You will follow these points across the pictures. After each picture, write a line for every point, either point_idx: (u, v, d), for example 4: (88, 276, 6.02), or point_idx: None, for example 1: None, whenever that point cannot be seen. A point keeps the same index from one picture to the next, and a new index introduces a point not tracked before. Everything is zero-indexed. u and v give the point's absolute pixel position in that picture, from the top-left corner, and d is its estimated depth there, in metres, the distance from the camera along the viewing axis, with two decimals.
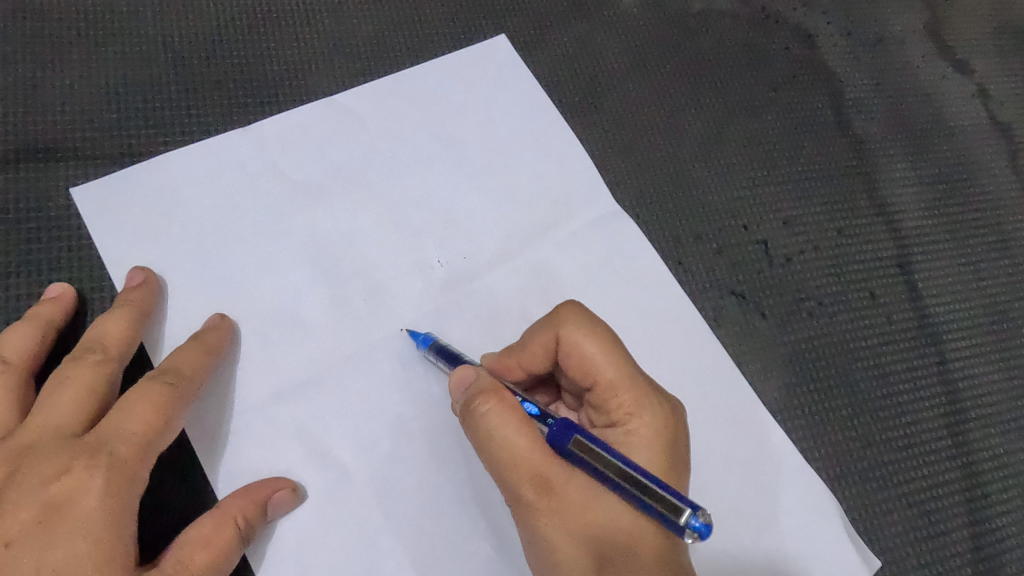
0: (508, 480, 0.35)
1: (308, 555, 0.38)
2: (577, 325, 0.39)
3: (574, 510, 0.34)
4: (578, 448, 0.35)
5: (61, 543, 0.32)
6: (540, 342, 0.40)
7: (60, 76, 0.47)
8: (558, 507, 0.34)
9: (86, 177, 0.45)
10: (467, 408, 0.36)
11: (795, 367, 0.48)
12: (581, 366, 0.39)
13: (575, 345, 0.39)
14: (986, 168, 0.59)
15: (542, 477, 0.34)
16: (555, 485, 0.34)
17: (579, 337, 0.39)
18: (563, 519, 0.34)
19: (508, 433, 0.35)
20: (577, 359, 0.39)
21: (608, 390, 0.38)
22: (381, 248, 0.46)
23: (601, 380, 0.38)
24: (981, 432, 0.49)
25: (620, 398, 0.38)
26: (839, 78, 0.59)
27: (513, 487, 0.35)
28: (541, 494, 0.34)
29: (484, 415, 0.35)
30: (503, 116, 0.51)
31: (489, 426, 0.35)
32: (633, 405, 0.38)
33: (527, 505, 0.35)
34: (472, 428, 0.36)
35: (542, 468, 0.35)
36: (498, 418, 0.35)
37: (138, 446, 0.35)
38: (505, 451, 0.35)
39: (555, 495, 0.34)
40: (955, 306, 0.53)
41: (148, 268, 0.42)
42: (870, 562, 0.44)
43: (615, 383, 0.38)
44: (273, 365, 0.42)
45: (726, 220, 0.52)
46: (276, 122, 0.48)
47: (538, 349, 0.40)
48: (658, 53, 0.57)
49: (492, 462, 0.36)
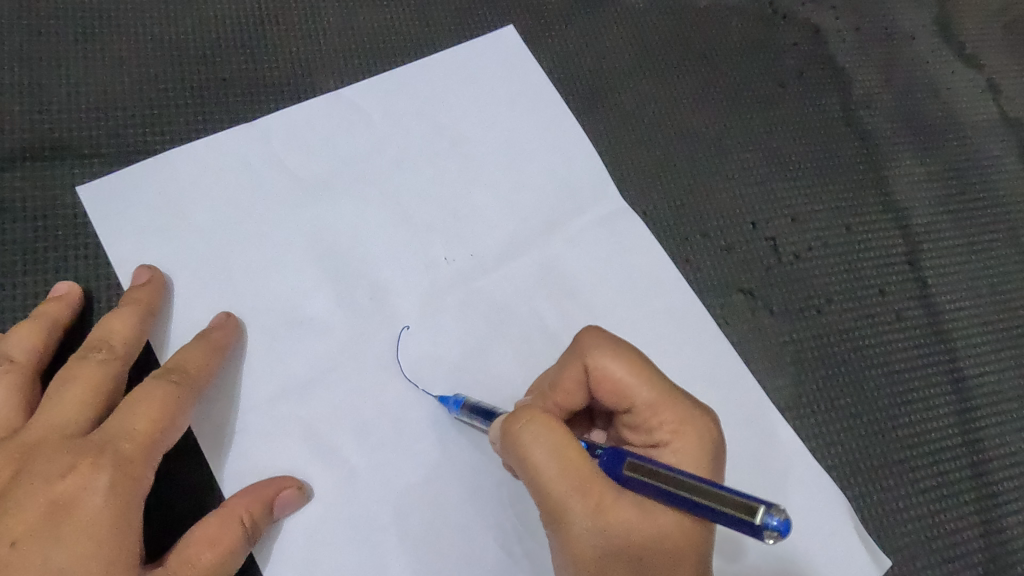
0: (558, 501, 0.33)
1: (314, 552, 0.38)
2: (604, 350, 0.37)
3: (621, 527, 0.33)
4: (633, 470, 0.33)
5: (67, 542, 0.32)
6: (571, 376, 0.38)
7: (66, 73, 0.47)
8: (604, 523, 0.33)
9: (92, 174, 0.45)
10: (510, 433, 0.35)
11: (802, 365, 0.48)
12: (615, 390, 0.37)
13: (605, 370, 0.37)
14: (995, 164, 0.58)
15: (589, 491, 0.33)
16: (604, 503, 0.33)
17: (608, 361, 0.37)
18: (607, 537, 0.33)
19: (556, 444, 0.34)
20: (609, 383, 0.37)
21: (648, 410, 0.37)
22: (386, 246, 0.45)
23: (638, 401, 0.37)
24: (989, 430, 0.49)
25: (660, 416, 0.36)
26: (849, 73, 0.59)
27: (558, 503, 0.33)
28: (590, 509, 0.33)
29: (525, 429, 0.34)
30: (510, 112, 0.51)
31: (531, 439, 0.34)
32: (675, 421, 0.36)
33: (573, 522, 0.33)
34: (516, 454, 0.35)
35: (591, 483, 0.33)
36: (542, 437, 0.34)
37: (144, 444, 0.35)
38: (556, 470, 0.33)
39: (602, 511, 0.33)
40: (963, 304, 0.52)
41: (155, 267, 0.42)
42: (880, 560, 0.43)
43: (653, 403, 0.36)
44: (278, 364, 0.41)
45: (734, 219, 0.51)
46: (280, 119, 0.48)
47: (570, 384, 0.38)
48: (664, 49, 0.56)
49: (540, 484, 0.34)
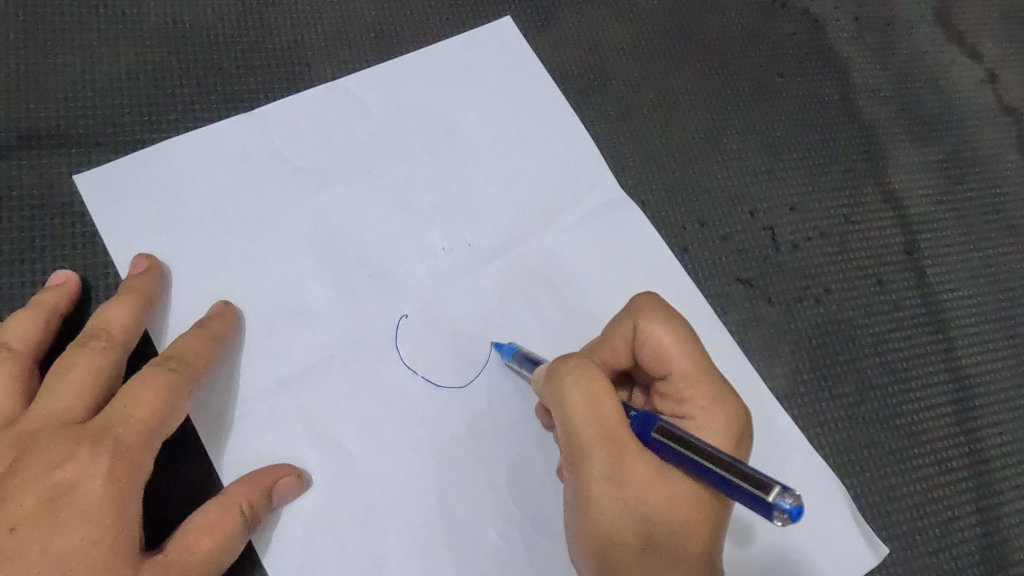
0: (580, 445, 0.34)
1: (313, 540, 0.38)
2: (656, 316, 0.37)
3: (636, 482, 0.33)
4: (660, 434, 0.33)
5: (66, 528, 0.32)
6: (620, 335, 0.38)
7: (63, 62, 0.47)
8: (621, 477, 0.33)
9: (89, 163, 0.45)
10: (554, 374, 0.35)
11: (800, 355, 0.48)
12: (656, 357, 0.37)
13: (653, 335, 0.37)
14: (994, 154, 0.58)
15: (614, 442, 0.34)
16: (626, 456, 0.33)
17: (656, 327, 0.37)
18: (620, 489, 0.33)
19: (593, 391, 0.34)
20: (653, 348, 0.37)
21: (683, 382, 0.37)
22: (384, 235, 0.45)
23: (676, 372, 0.37)
24: (988, 419, 0.49)
25: (693, 390, 0.36)
26: (847, 63, 0.59)
27: (582, 447, 0.34)
28: (610, 460, 0.33)
29: (570, 373, 0.35)
30: (507, 101, 0.51)
31: (574, 382, 0.35)
32: (706, 398, 0.36)
33: (592, 469, 0.34)
34: (554, 395, 0.35)
35: (619, 435, 0.34)
36: (584, 381, 0.34)
37: (143, 432, 0.35)
38: (586, 416, 0.34)
39: (622, 465, 0.33)
40: (962, 294, 0.52)
41: (153, 256, 0.42)
42: (878, 547, 0.43)
43: (690, 377, 0.36)
44: (277, 353, 0.41)
45: (733, 208, 0.51)
46: (278, 108, 0.48)
47: (618, 342, 0.38)
48: (663, 39, 0.56)
49: (567, 427, 0.34)
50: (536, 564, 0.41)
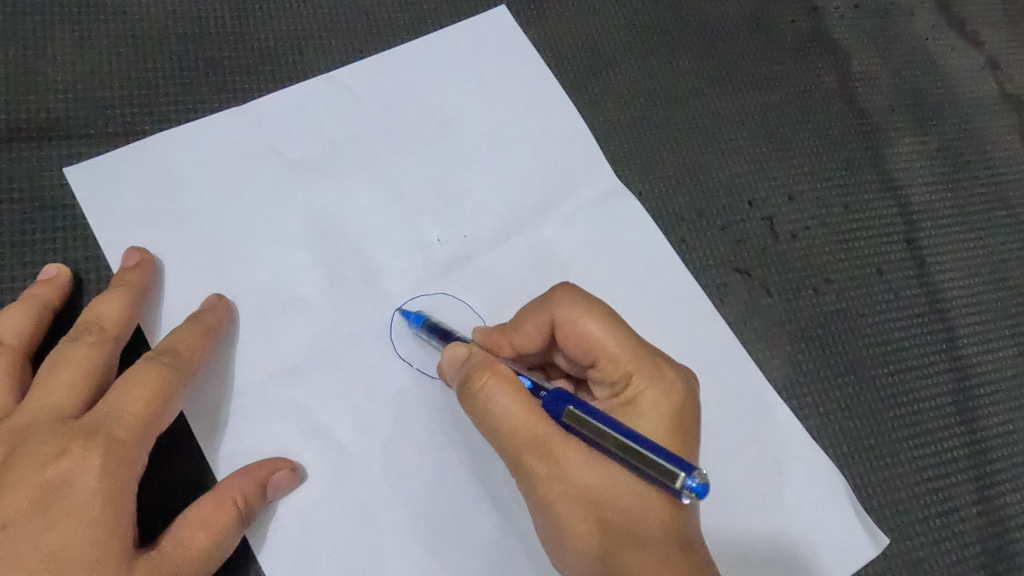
0: (510, 451, 0.35)
1: (310, 534, 0.38)
2: (571, 303, 0.38)
3: (574, 475, 0.34)
4: (571, 419, 0.34)
5: (60, 524, 0.32)
6: (534, 322, 0.39)
7: (52, 54, 0.47)
8: (559, 474, 0.34)
9: (80, 156, 0.44)
10: (465, 387, 0.36)
11: (799, 345, 0.48)
12: (579, 342, 0.38)
13: (571, 323, 0.38)
14: (993, 142, 0.58)
15: (539, 442, 0.34)
16: (555, 452, 0.34)
17: (575, 315, 0.38)
18: (562, 486, 0.34)
19: (506, 403, 0.35)
20: (575, 337, 0.38)
21: (609, 364, 0.37)
22: (379, 227, 0.45)
23: (601, 355, 0.37)
24: (987, 406, 0.49)
25: (621, 371, 0.37)
26: (845, 51, 0.58)
27: (515, 455, 0.35)
28: (542, 459, 0.34)
29: (476, 386, 0.35)
30: (503, 92, 0.50)
31: (483, 396, 0.35)
32: (635, 377, 0.37)
33: (532, 474, 0.34)
34: (472, 407, 0.36)
35: (540, 434, 0.34)
36: (493, 392, 0.35)
37: (136, 426, 0.35)
38: (507, 425, 0.35)
39: (554, 461, 0.34)
40: (961, 281, 0.52)
41: (145, 249, 0.42)
42: (878, 538, 0.43)
43: (616, 358, 0.37)
44: (270, 346, 0.41)
45: (730, 198, 0.51)
46: (271, 99, 0.47)
47: (532, 329, 0.40)
48: (660, 28, 0.56)
49: (495, 437, 0.35)
50: (532, 558, 0.40)
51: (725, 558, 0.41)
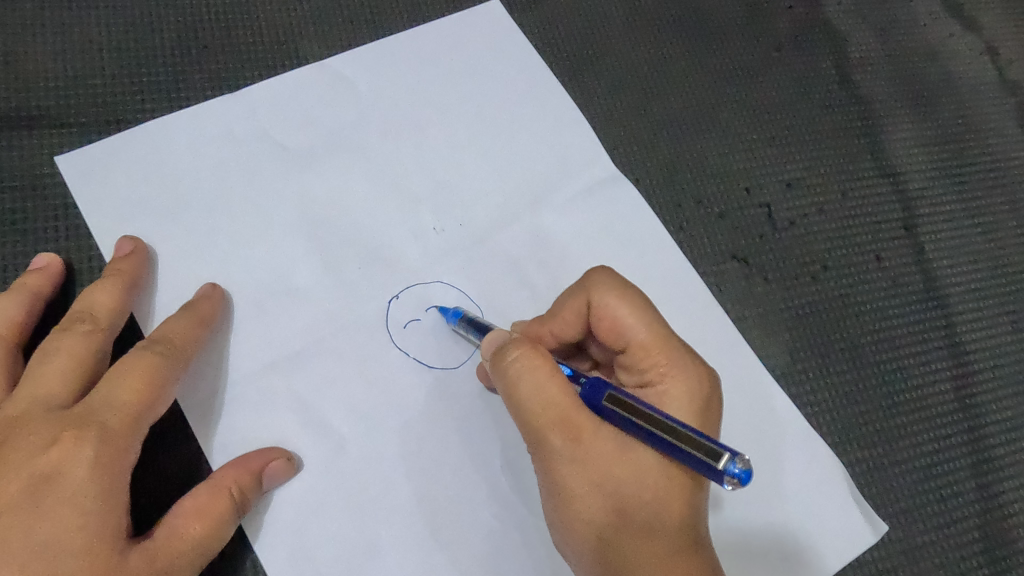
0: (534, 428, 0.34)
1: (306, 524, 0.38)
2: (608, 288, 0.37)
3: (598, 461, 0.33)
4: (611, 403, 0.34)
5: (52, 513, 0.31)
6: (571, 309, 0.38)
7: (42, 42, 0.46)
8: (582, 458, 0.34)
9: (70, 145, 0.44)
10: (497, 362, 0.35)
11: (796, 333, 0.48)
12: (613, 329, 0.37)
13: (608, 308, 0.37)
14: (993, 129, 0.57)
15: (570, 423, 0.34)
16: (583, 435, 0.34)
17: (610, 300, 0.37)
18: (586, 469, 0.34)
19: (540, 379, 0.34)
20: (609, 322, 0.37)
21: (642, 351, 0.37)
22: (374, 215, 0.45)
23: (635, 342, 0.37)
24: (985, 393, 0.48)
25: (653, 358, 0.37)
26: (844, 38, 0.57)
27: (539, 433, 0.34)
28: (567, 441, 0.34)
29: (513, 361, 0.35)
30: (498, 78, 0.50)
31: (518, 371, 0.34)
32: (666, 364, 0.36)
33: (553, 454, 0.34)
34: (502, 379, 0.35)
35: (571, 415, 0.34)
36: (528, 366, 0.34)
37: (129, 415, 0.34)
38: (535, 401, 0.34)
39: (582, 444, 0.34)
40: (959, 267, 0.52)
41: (138, 238, 0.41)
42: (876, 525, 0.43)
43: (649, 345, 0.37)
44: (266, 336, 0.41)
45: (727, 185, 0.51)
46: (264, 87, 0.47)
47: (569, 316, 0.39)
48: (656, 15, 0.55)
49: (519, 413, 0.35)
50: (530, 547, 0.40)
51: (723, 546, 0.41)
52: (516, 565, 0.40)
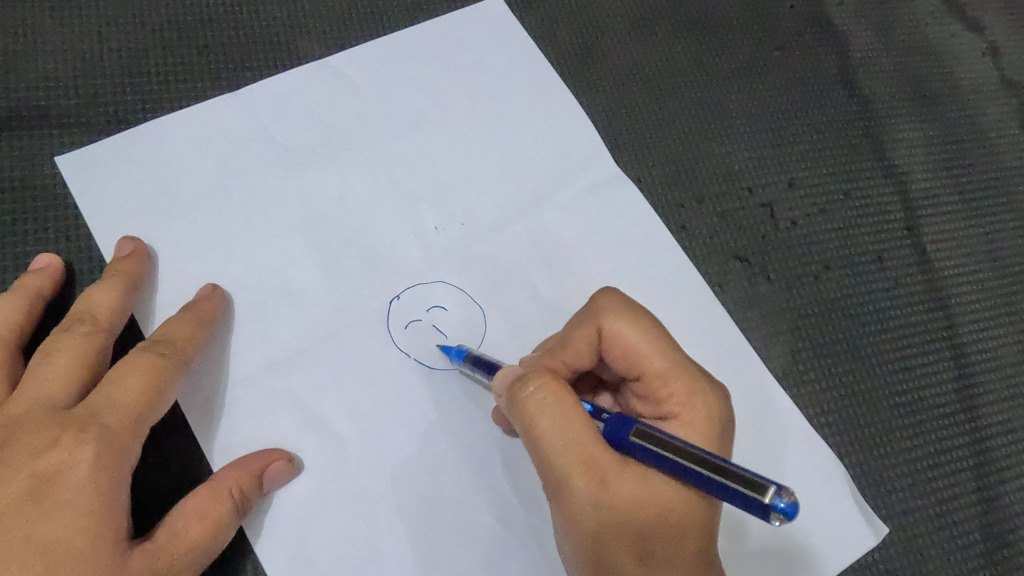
0: (555, 467, 0.34)
1: (307, 525, 0.38)
2: (620, 315, 0.37)
3: (623, 503, 0.33)
4: (640, 438, 0.33)
5: (52, 514, 0.31)
6: (582, 337, 0.38)
7: (42, 42, 0.46)
8: (605, 500, 0.33)
9: (71, 145, 0.44)
10: (515, 397, 0.35)
11: (799, 333, 0.47)
12: (626, 357, 0.37)
13: (621, 335, 0.37)
14: (994, 129, 0.57)
15: (594, 464, 0.33)
16: (608, 478, 0.33)
17: (622, 328, 0.37)
18: (610, 511, 0.33)
19: (561, 417, 0.34)
20: (622, 349, 0.37)
21: (658, 379, 0.37)
22: (374, 215, 0.44)
23: (649, 369, 0.37)
24: (987, 394, 0.48)
25: (670, 387, 0.37)
26: (845, 37, 0.57)
27: (561, 474, 0.34)
28: (591, 484, 0.33)
29: (533, 397, 0.34)
30: (499, 78, 0.50)
31: (537, 406, 0.34)
32: (685, 393, 0.36)
33: (575, 496, 0.34)
34: (519, 416, 0.35)
35: (595, 455, 0.33)
36: (547, 403, 0.34)
37: (129, 416, 0.34)
38: (556, 440, 0.34)
39: (606, 486, 0.33)
40: (960, 268, 0.52)
41: (139, 238, 0.41)
42: (877, 527, 0.43)
43: (664, 373, 0.37)
44: (266, 337, 0.41)
45: (728, 185, 0.51)
46: (264, 86, 0.47)
47: (581, 345, 0.38)
48: (658, 15, 0.55)
49: (538, 450, 0.34)
50: (531, 549, 0.40)
51: (724, 547, 0.41)
52: (516, 566, 0.39)
